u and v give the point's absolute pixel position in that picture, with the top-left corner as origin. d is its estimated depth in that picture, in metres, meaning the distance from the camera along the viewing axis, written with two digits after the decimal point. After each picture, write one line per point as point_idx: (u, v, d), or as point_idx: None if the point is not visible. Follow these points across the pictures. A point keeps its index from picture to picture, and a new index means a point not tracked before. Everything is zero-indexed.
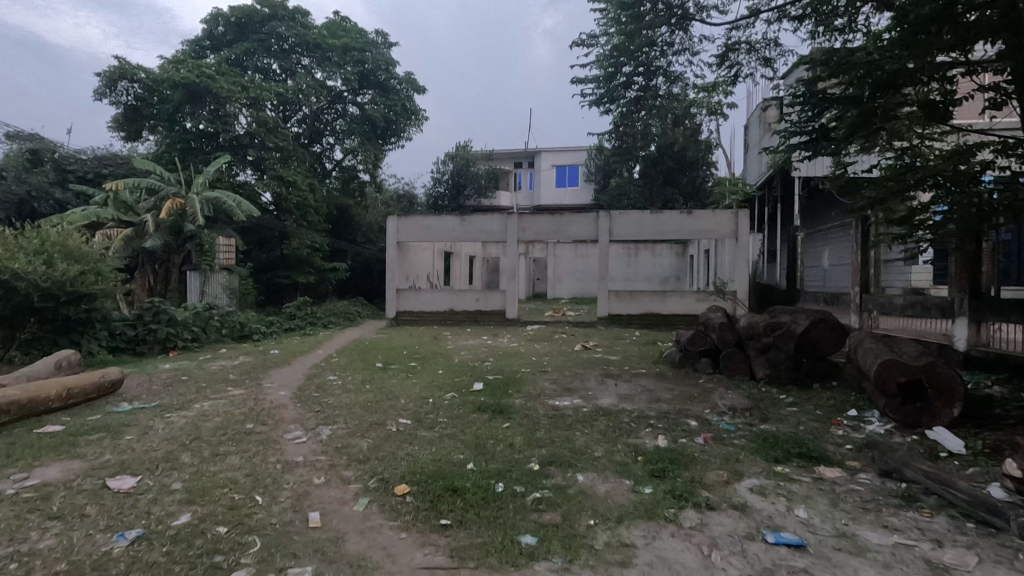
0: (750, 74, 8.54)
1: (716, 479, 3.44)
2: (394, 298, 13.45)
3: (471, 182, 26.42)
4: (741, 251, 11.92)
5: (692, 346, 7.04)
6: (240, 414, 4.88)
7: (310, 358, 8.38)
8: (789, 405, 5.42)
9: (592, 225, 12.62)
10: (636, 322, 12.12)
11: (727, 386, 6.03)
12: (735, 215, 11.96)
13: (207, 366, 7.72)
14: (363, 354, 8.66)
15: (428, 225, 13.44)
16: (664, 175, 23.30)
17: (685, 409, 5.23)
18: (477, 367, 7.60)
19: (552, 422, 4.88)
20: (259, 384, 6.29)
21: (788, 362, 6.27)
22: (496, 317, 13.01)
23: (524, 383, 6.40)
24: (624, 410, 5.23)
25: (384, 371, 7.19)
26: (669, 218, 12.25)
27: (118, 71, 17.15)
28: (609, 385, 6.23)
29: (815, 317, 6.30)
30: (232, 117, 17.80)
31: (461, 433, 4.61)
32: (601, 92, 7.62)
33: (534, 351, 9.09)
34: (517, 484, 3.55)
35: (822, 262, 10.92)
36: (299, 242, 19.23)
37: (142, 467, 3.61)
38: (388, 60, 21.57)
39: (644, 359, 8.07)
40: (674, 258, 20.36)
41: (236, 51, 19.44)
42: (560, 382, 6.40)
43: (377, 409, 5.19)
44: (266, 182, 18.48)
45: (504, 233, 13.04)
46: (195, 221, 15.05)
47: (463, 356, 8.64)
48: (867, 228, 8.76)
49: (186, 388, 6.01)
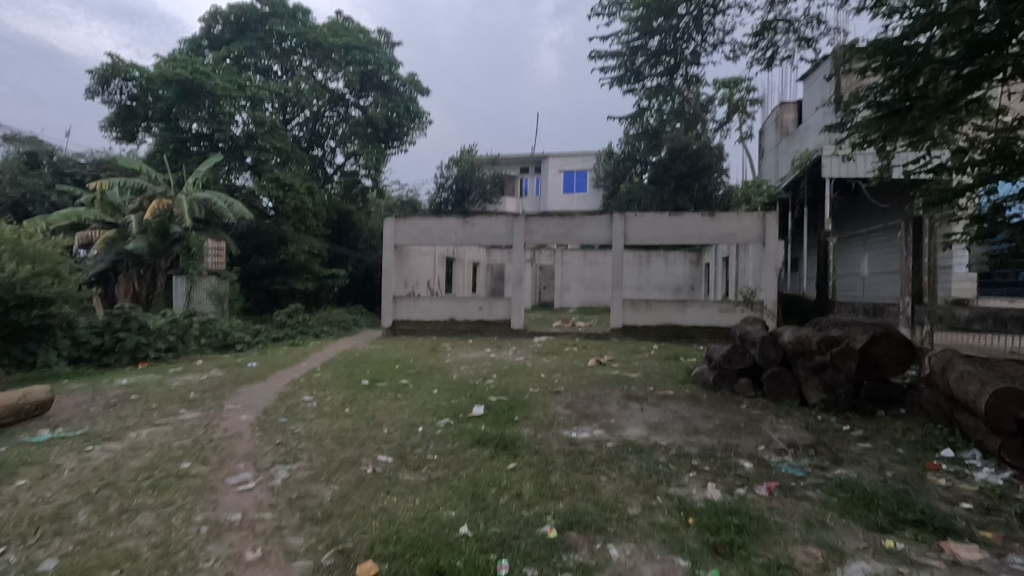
0: (787, 57, 7.61)
1: (807, 564, 2.45)
2: (390, 306, 12.52)
3: (477, 187, 25.48)
4: (768, 257, 10.89)
5: (729, 363, 6.02)
6: (180, 447, 3.90)
7: (291, 373, 7.41)
8: (861, 440, 4.40)
9: (605, 228, 11.66)
10: (652, 333, 11.12)
11: (777, 415, 5.02)
12: (763, 218, 10.94)
13: (176, 380, 6.80)
14: (351, 368, 7.68)
15: (428, 227, 12.50)
16: (675, 181, 22.47)
17: (734, 445, 4.22)
18: (479, 386, 6.60)
19: (570, 462, 3.87)
20: (220, 405, 5.32)
21: (848, 385, 5.26)
22: (500, 327, 12.03)
23: (533, 406, 5.41)
24: (658, 445, 4.23)
25: (372, 389, 6.23)
26: (690, 221, 11.24)
27: (110, 69, 16.37)
28: (635, 412, 5.23)
29: (878, 331, 5.31)
30: (229, 117, 17.03)
31: (454, 478, 3.62)
32: (621, 71, 6.62)
33: (543, 366, 8.11)
34: (529, 564, 2.55)
35: (861, 271, 9.94)
36: (297, 247, 18.27)
37: (13, 533, 2.66)
38: (391, 60, 20.76)
39: (668, 378, 7.06)
40: (688, 266, 19.34)
41: (235, 50, 18.74)
42: (575, 406, 5.40)
43: (353, 443, 4.20)
44: (262, 185, 17.64)
45: (511, 238, 12.09)
46: (184, 224, 14.22)
47: (464, 371, 7.67)
48: (923, 231, 7.74)
49: (133, 410, 5.07)
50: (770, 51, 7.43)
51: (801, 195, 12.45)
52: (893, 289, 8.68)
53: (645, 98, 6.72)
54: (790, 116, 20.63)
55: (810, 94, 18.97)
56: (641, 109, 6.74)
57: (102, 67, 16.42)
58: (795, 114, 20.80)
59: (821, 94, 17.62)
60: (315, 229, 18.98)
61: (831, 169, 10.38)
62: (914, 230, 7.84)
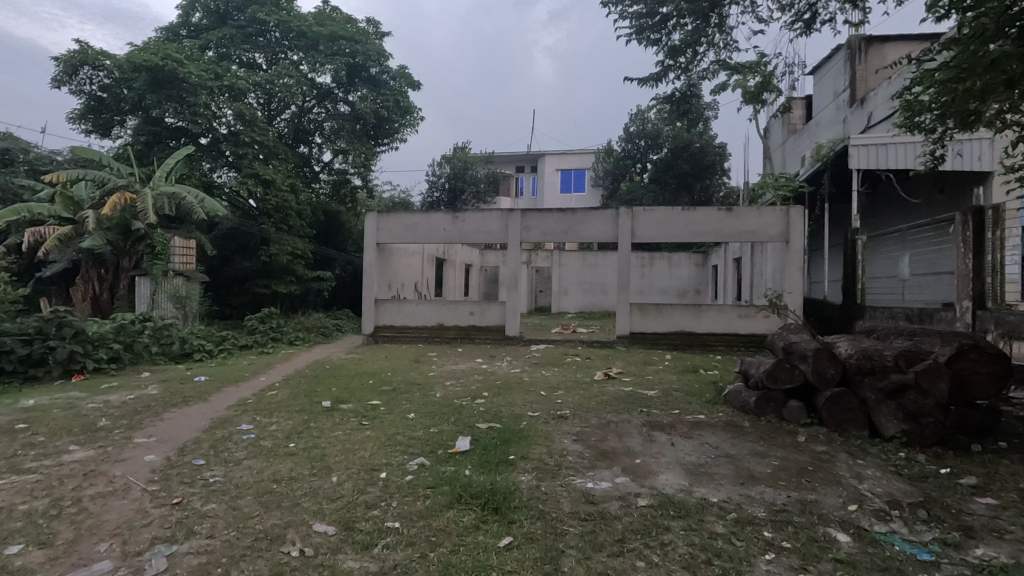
0: (830, 19, 6.47)
1: None
2: (372, 310, 11.31)
3: (470, 187, 24.30)
4: (793, 256, 9.75)
5: (774, 382, 4.84)
6: (21, 518, 2.70)
7: (244, 390, 6.22)
8: (980, 494, 3.24)
9: (609, 224, 10.51)
10: (663, 342, 9.98)
11: (852, 453, 3.87)
12: (786, 212, 9.79)
13: (99, 400, 5.58)
14: (316, 384, 6.49)
15: (414, 223, 11.28)
16: (677, 180, 21.84)
17: (813, 503, 3.05)
18: (467, 408, 5.43)
19: (587, 536, 2.70)
20: (128, 440, 4.09)
21: (936, 413, 4.12)
22: (494, 334, 10.86)
23: (534, 440, 4.21)
24: (708, 503, 3.05)
25: (334, 414, 5.00)
26: (705, 217, 10.10)
27: (78, 56, 15.10)
28: (667, 449, 4.07)
29: (964, 343, 4.20)
30: (205, 107, 15.73)
31: (421, 566, 2.44)
32: (641, 21, 5.43)
33: (544, 381, 6.94)
34: None
35: (899, 273, 8.87)
36: (279, 248, 16.90)
37: None
38: (381, 51, 19.28)
39: (693, 397, 5.91)
40: (693, 269, 18.26)
41: (214, 38, 17.55)
42: (587, 440, 4.24)
43: (286, 504, 2.98)
44: (242, 181, 16.33)
45: (505, 235, 10.95)
46: (148, 220, 12.96)
47: (450, 387, 6.47)
48: (984, 224, 6.71)
49: (11, 447, 3.87)
50: (809, 13, 6.30)
51: (822, 190, 11.36)
52: (944, 291, 7.62)
53: (667, 56, 5.56)
54: (799, 113, 19.54)
55: (821, 88, 17.89)
56: (663, 70, 5.57)
57: (69, 54, 15.18)
58: (803, 110, 19.71)
59: (838, 85, 16.47)
60: (299, 228, 17.57)
61: (865, 158, 9.32)
62: (974, 224, 6.80)
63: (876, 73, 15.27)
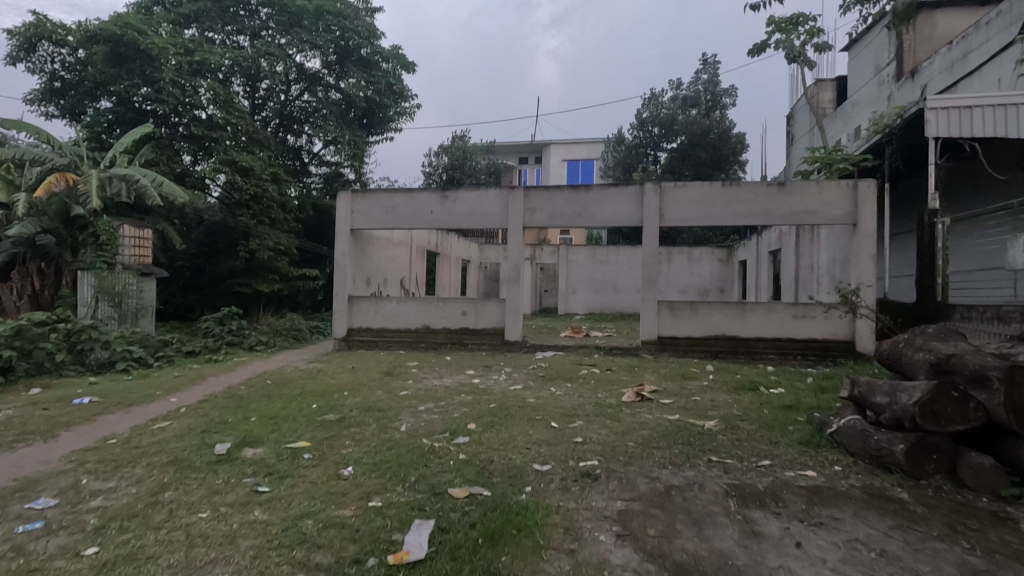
0: None
1: None
2: (344, 310, 9.43)
3: (470, 178, 22.41)
4: (864, 240, 7.80)
5: (934, 423, 2.92)
6: None
7: (129, 419, 4.40)
8: None
9: (633, 206, 8.63)
10: (699, 347, 8.09)
11: None
12: (854, 187, 7.85)
13: None
14: (237, 409, 4.63)
15: (395, 205, 9.40)
16: (693, 170, 20.02)
17: None
18: (440, 453, 3.57)
19: None
20: None
21: None
22: (492, 338, 8.97)
23: (544, 534, 2.34)
24: None
25: (219, 470, 3.09)
26: (751, 194, 8.20)
27: (33, 28, 13.32)
28: (795, 560, 2.16)
29: None
30: (172, 83, 13.54)
31: None
32: None
33: (555, 402, 5.08)
34: None
35: (1008, 263, 6.94)
36: (260, 243, 14.63)
37: None
38: (371, 29, 17.30)
39: (776, 433, 4.01)
40: (716, 265, 16.35)
41: (182, 10, 15.39)
42: (637, 533, 2.35)
43: None
44: (217, 168, 13.91)
45: (505, 220, 9.08)
46: (90, 204, 11.12)
47: (425, 416, 4.58)
48: None
49: None
50: None
51: (886, 165, 9.37)
52: None
53: None
54: (828, 96, 17.49)
55: (856, 65, 15.84)
56: None
57: (25, 27, 13.43)
58: (832, 93, 17.61)
59: (879, 58, 14.42)
60: (282, 222, 15.36)
61: (959, 118, 7.32)
62: None
63: (926, 41, 13.24)
